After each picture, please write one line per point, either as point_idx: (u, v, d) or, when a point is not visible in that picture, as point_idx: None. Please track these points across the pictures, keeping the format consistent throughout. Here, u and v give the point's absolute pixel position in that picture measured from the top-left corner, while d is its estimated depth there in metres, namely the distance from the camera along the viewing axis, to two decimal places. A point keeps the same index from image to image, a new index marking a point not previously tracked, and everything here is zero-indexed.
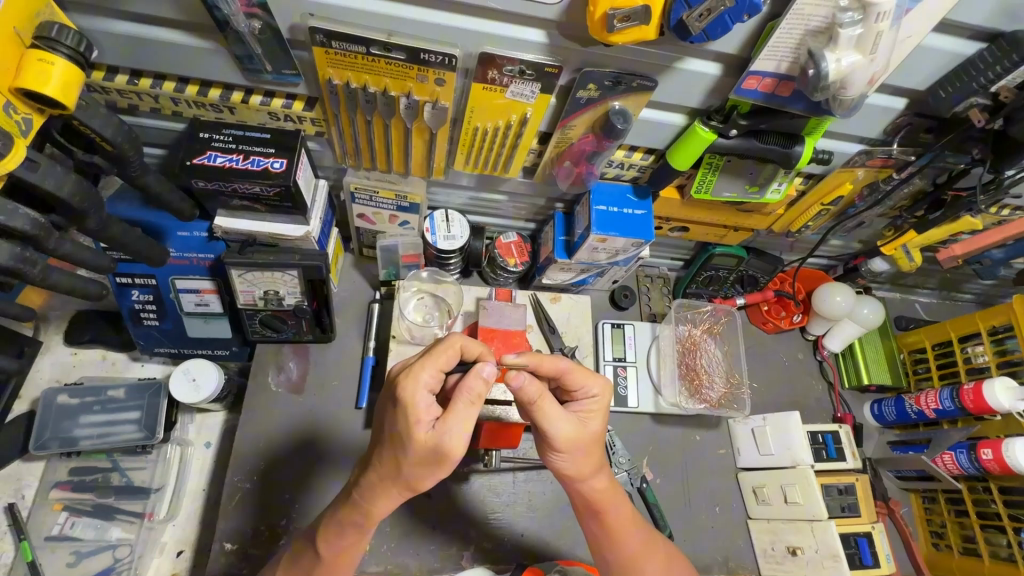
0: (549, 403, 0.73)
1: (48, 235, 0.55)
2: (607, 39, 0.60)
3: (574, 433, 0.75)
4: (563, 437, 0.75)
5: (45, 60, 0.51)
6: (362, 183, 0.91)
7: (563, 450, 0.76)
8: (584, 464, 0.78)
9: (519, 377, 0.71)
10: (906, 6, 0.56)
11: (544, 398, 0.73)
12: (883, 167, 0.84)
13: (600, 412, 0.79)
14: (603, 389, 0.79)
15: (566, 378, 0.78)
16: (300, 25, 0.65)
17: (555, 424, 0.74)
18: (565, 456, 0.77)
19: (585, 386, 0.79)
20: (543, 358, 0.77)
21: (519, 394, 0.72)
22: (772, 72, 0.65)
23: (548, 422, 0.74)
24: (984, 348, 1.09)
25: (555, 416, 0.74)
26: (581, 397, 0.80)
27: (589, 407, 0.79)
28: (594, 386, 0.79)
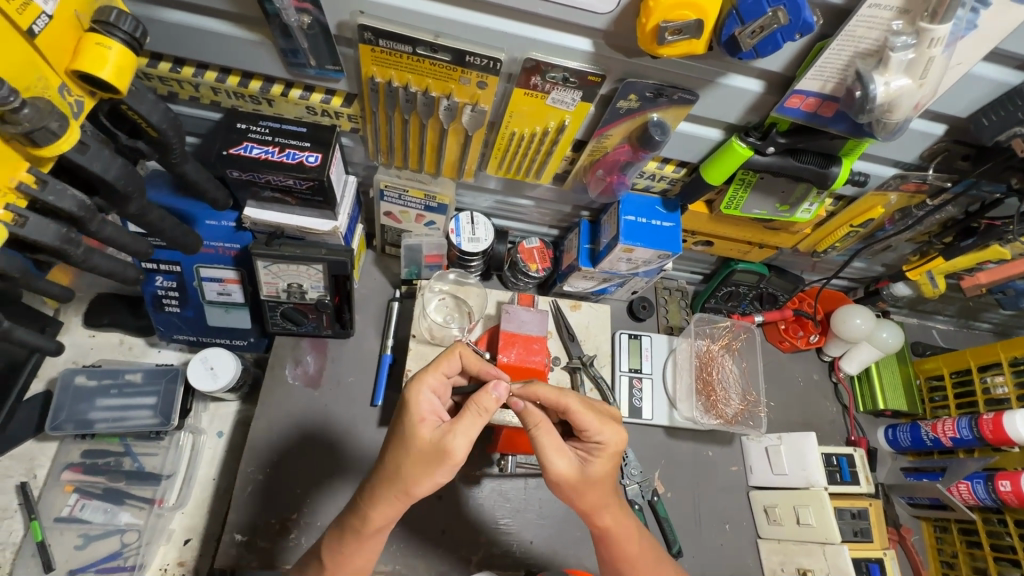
0: (546, 434, 0.71)
1: (92, 217, 0.56)
2: (655, 50, 0.60)
3: (571, 471, 0.72)
4: (560, 474, 0.71)
5: (103, 44, 0.51)
6: (392, 181, 0.92)
7: (561, 486, 0.73)
8: (585, 504, 0.74)
9: (519, 400, 0.71)
10: (960, 33, 0.56)
11: (541, 428, 0.71)
12: (916, 192, 0.84)
13: (608, 457, 0.73)
14: (615, 435, 0.73)
15: (572, 417, 0.73)
16: (349, 22, 0.65)
17: (553, 457, 0.71)
18: (563, 492, 0.74)
19: (595, 429, 0.73)
20: (543, 388, 0.74)
21: (520, 417, 0.71)
22: (816, 92, 0.65)
23: (543, 453, 0.71)
24: (1005, 378, 1.08)
25: (554, 450, 0.71)
26: (590, 440, 0.74)
27: (592, 449, 0.74)
28: (605, 432, 0.73)
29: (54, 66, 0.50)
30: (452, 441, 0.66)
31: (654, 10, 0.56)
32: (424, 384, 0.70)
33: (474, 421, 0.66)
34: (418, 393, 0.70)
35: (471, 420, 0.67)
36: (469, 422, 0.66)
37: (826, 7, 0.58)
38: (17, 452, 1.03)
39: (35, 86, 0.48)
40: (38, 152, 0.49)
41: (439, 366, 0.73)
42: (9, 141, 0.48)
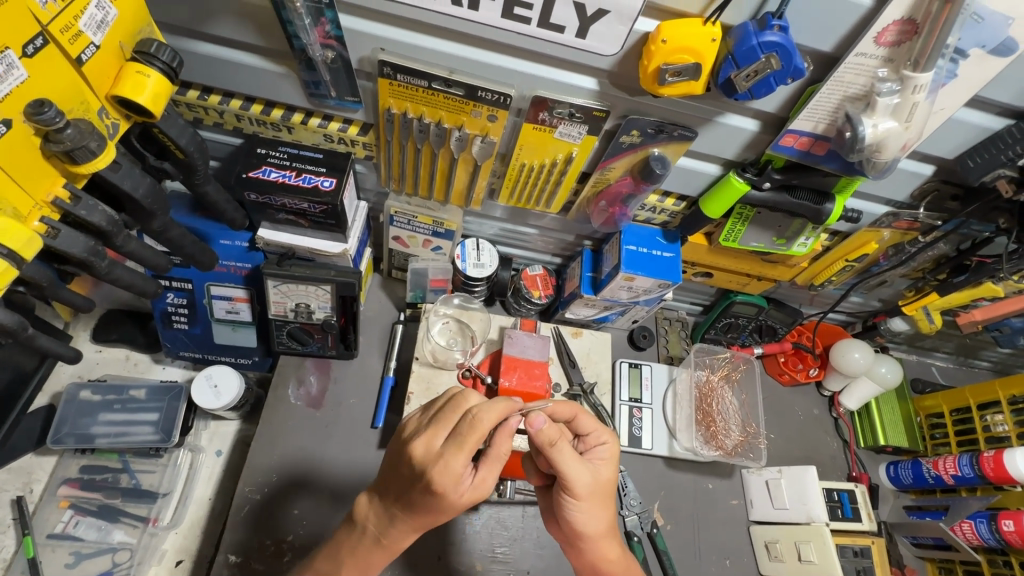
0: (568, 446, 0.71)
1: (118, 232, 0.59)
2: (657, 90, 0.64)
3: (591, 480, 0.72)
4: (582, 483, 0.71)
5: (142, 72, 0.55)
6: (402, 208, 0.95)
7: (581, 498, 0.72)
8: (599, 515, 0.75)
9: (538, 417, 0.70)
10: (943, 81, 0.60)
11: (562, 441, 0.71)
12: (908, 230, 0.88)
13: (611, 459, 0.77)
14: (613, 436, 0.79)
15: (577, 422, 0.79)
16: (370, 58, 0.70)
17: (574, 470, 0.71)
18: (582, 505, 0.73)
19: (597, 433, 0.79)
20: (560, 404, 0.77)
21: (536, 437, 0.70)
22: (809, 132, 0.69)
23: (566, 466, 0.71)
24: (1004, 417, 1.08)
25: (576, 461, 0.71)
26: (593, 446, 0.78)
27: (599, 454, 0.77)
28: (603, 435, 0.78)
29: (95, 91, 0.54)
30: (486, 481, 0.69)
31: (655, 54, 0.60)
32: (457, 456, 0.65)
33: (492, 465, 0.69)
34: (449, 465, 0.65)
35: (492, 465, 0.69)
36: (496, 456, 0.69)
37: (816, 54, 0.62)
38: (15, 466, 1.03)
39: (78, 108, 0.52)
40: (75, 169, 0.52)
41: (469, 443, 0.65)
42: (50, 157, 0.51)
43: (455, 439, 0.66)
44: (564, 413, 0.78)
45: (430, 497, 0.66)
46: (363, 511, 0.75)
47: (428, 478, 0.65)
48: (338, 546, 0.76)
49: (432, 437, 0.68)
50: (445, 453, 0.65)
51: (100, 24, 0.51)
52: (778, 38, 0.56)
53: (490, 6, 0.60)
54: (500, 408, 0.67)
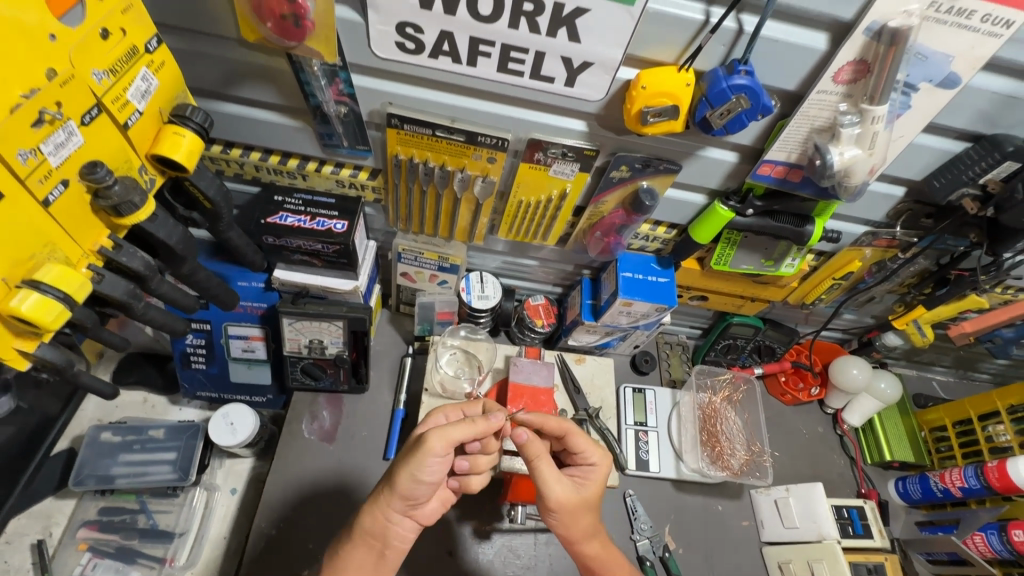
0: (546, 465, 0.76)
1: (154, 276, 0.64)
2: (641, 129, 0.70)
3: (568, 496, 0.77)
4: (557, 499, 0.77)
5: (178, 133, 0.62)
6: (409, 245, 1.01)
7: (557, 513, 0.78)
8: (578, 530, 0.79)
9: (521, 433, 0.75)
10: (898, 112, 0.66)
11: (542, 458, 0.77)
12: (888, 248, 0.93)
13: (597, 480, 0.82)
14: (604, 459, 0.84)
15: (567, 441, 0.83)
16: (378, 110, 0.77)
17: (551, 486, 0.77)
18: (559, 518, 0.78)
19: (587, 452, 0.83)
20: (549, 417, 0.83)
21: (522, 449, 0.76)
22: (783, 161, 0.75)
23: (544, 482, 0.77)
24: (1005, 426, 1.10)
25: (553, 478, 0.77)
26: (581, 463, 0.84)
27: (586, 473, 0.83)
28: (593, 455, 0.83)
29: (138, 151, 0.60)
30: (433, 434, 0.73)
31: (637, 98, 0.66)
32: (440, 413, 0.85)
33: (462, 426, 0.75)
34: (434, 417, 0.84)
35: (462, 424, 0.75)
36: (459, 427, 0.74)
37: (782, 93, 0.69)
38: (35, 510, 1.05)
39: (123, 167, 0.58)
40: (119, 220, 0.58)
41: None
42: (98, 211, 0.56)
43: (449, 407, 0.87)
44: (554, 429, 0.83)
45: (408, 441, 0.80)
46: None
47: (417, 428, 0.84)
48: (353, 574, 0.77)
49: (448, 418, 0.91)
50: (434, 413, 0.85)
51: (144, 93, 0.58)
52: (746, 81, 0.63)
53: (487, 62, 0.67)
54: None
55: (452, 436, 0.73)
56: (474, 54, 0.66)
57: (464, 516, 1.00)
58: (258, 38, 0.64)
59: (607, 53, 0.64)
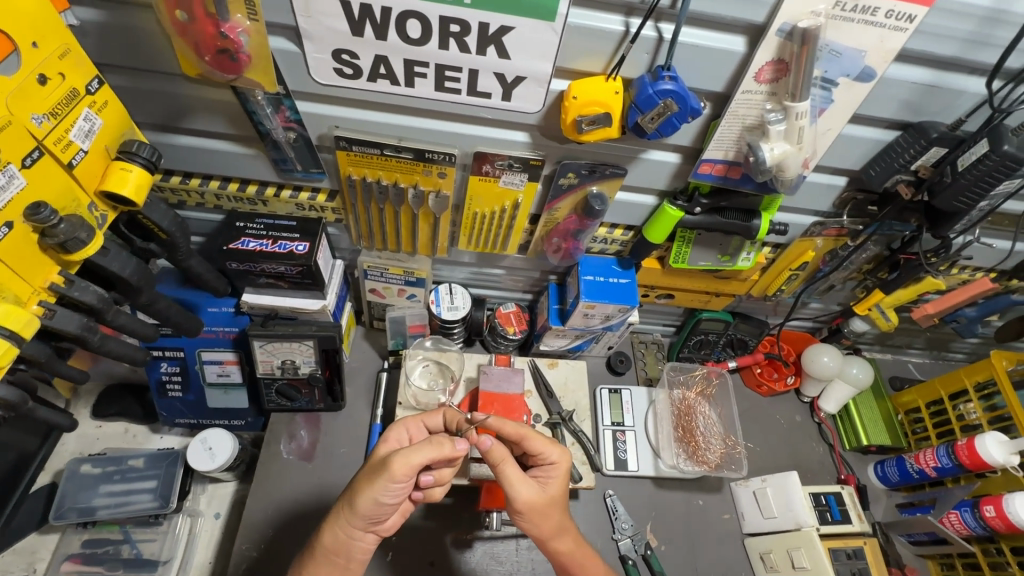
0: (512, 466, 0.78)
1: (109, 308, 0.66)
2: (578, 138, 0.72)
3: (536, 496, 0.78)
4: (525, 500, 0.78)
5: (125, 169, 0.64)
6: (374, 262, 1.02)
7: (525, 513, 0.79)
8: (548, 527, 0.80)
9: (485, 439, 0.76)
10: (821, 107, 0.69)
11: (505, 462, 0.77)
12: (838, 236, 0.95)
13: (559, 477, 0.83)
14: (562, 454, 0.83)
15: (526, 444, 0.82)
16: (327, 134, 0.79)
17: (518, 487, 0.77)
18: (528, 519, 0.79)
19: (545, 452, 0.83)
20: (506, 422, 0.83)
21: (486, 455, 0.77)
22: (722, 159, 0.77)
23: (510, 485, 0.78)
24: (974, 404, 1.12)
25: (518, 479, 0.77)
26: (542, 463, 0.84)
27: (548, 472, 0.83)
28: (552, 452, 0.82)
29: (85, 188, 0.62)
30: (395, 458, 0.74)
31: (570, 109, 0.69)
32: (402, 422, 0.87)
33: (426, 448, 0.75)
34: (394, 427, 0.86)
35: (425, 447, 0.75)
36: (421, 449, 0.75)
37: (710, 94, 0.71)
38: (19, 547, 1.06)
39: (70, 204, 0.60)
40: (68, 257, 0.60)
41: None
42: (45, 249, 0.59)
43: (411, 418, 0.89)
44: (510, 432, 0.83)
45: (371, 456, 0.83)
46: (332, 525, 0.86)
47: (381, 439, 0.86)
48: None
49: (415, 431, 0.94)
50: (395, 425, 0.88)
51: (87, 133, 0.60)
52: (671, 86, 0.65)
53: (424, 82, 0.70)
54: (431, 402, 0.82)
55: (415, 456, 0.74)
56: (411, 75, 0.69)
57: (444, 526, 1.01)
58: (200, 73, 0.67)
59: (537, 67, 0.67)
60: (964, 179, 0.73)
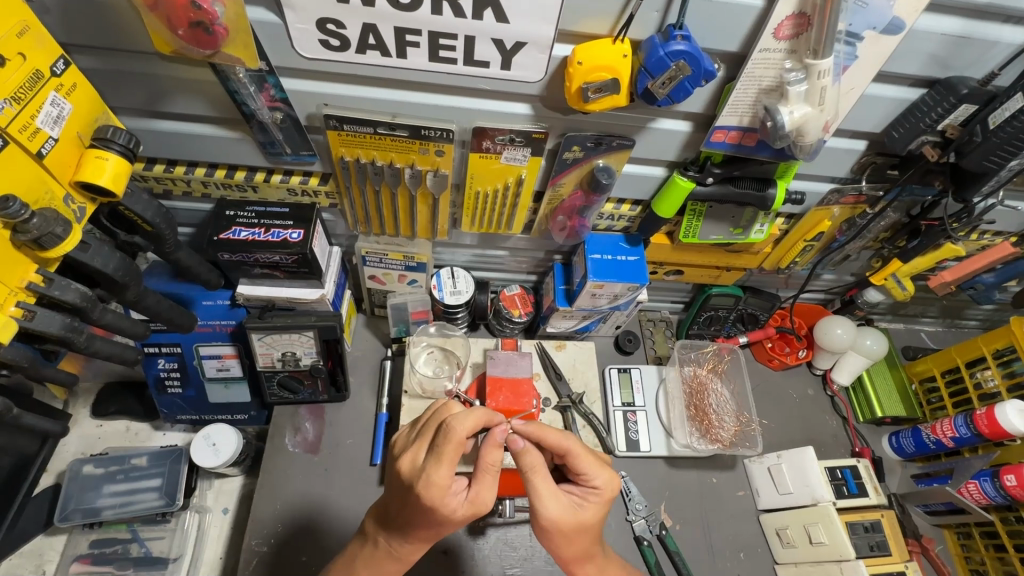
0: (542, 480, 0.70)
1: (94, 307, 0.63)
2: (585, 107, 0.68)
3: (564, 517, 0.71)
4: (551, 518, 0.71)
5: (101, 157, 0.60)
6: (372, 247, 0.98)
7: (552, 531, 0.72)
8: (572, 551, 0.75)
9: (519, 439, 0.70)
10: (844, 64, 0.64)
11: (537, 472, 0.70)
12: (856, 204, 0.91)
13: (598, 501, 0.75)
14: (606, 480, 0.75)
15: (569, 460, 0.75)
16: (316, 113, 0.75)
17: (545, 503, 0.70)
18: (554, 538, 0.73)
19: (591, 474, 0.75)
20: (548, 430, 0.75)
21: (519, 460, 0.70)
22: (736, 126, 0.73)
23: (539, 502, 0.70)
24: (992, 371, 1.09)
25: (548, 495, 0.71)
26: (584, 484, 0.76)
27: (586, 495, 0.75)
28: (598, 477, 0.75)
29: (60, 180, 0.58)
30: (483, 502, 0.68)
31: (575, 75, 0.64)
32: (437, 469, 0.66)
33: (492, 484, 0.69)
34: (430, 480, 0.65)
35: (486, 479, 0.69)
36: (489, 483, 0.69)
37: (724, 55, 0.67)
38: (26, 549, 1.05)
39: (43, 197, 0.56)
40: (45, 254, 0.57)
41: (449, 453, 0.66)
42: (20, 247, 0.55)
43: (434, 453, 0.67)
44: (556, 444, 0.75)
45: (423, 512, 0.67)
46: (372, 527, 0.78)
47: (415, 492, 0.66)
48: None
49: (419, 451, 0.70)
50: (428, 467, 0.66)
51: (56, 119, 0.56)
52: (684, 46, 0.60)
53: (417, 52, 0.65)
54: (476, 417, 0.67)
55: (486, 495, 0.69)
56: (403, 44, 0.64)
57: None
58: (174, 51, 0.62)
59: (539, 31, 0.62)
60: (995, 138, 0.69)
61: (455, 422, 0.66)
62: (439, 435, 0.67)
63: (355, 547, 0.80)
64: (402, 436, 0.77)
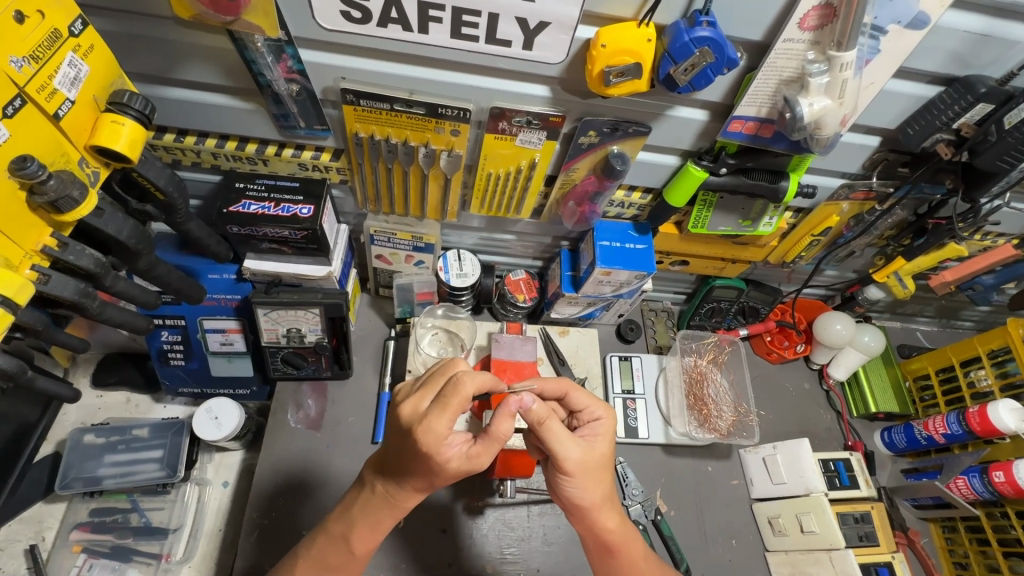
0: (558, 423, 0.72)
1: (106, 273, 0.63)
2: (604, 91, 0.67)
3: (583, 454, 0.73)
4: (574, 460, 0.72)
5: (117, 121, 0.59)
6: (381, 227, 0.98)
7: (577, 475, 0.73)
8: (594, 491, 0.75)
9: (526, 397, 0.71)
10: (867, 58, 0.64)
11: (549, 421, 0.72)
12: (865, 201, 0.92)
13: (605, 434, 0.77)
14: (607, 411, 0.79)
15: (568, 399, 0.80)
16: (333, 87, 0.74)
17: (564, 445, 0.72)
18: (575, 481, 0.74)
19: (590, 408, 0.80)
20: (547, 381, 0.79)
21: (527, 415, 0.72)
22: (754, 116, 0.73)
23: (558, 445, 0.72)
24: (986, 371, 1.11)
25: (564, 438, 0.72)
26: (587, 420, 0.79)
27: (594, 429, 0.78)
28: (598, 410, 0.79)
29: (75, 143, 0.58)
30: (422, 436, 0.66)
31: (598, 58, 0.64)
32: (440, 417, 0.66)
33: (448, 416, 0.66)
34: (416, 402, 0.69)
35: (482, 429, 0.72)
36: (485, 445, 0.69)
37: (747, 43, 0.67)
38: (25, 516, 1.05)
39: (58, 160, 0.56)
40: (60, 218, 0.57)
41: (435, 386, 0.70)
42: (36, 210, 0.55)
43: (440, 400, 0.67)
44: (554, 391, 0.80)
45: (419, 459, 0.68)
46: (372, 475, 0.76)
47: (414, 436, 0.67)
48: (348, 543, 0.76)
49: (420, 399, 0.69)
50: (429, 415, 0.67)
51: (74, 81, 0.55)
52: (709, 32, 0.60)
53: (439, 27, 0.64)
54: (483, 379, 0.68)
55: (485, 456, 0.69)
56: (425, 19, 0.63)
57: (456, 494, 1.00)
58: (193, 16, 0.61)
59: (564, 11, 0.61)
60: (1010, 138, 0.70)
61: (465, 376, 0.68)
62: (447, 386, 0.68)
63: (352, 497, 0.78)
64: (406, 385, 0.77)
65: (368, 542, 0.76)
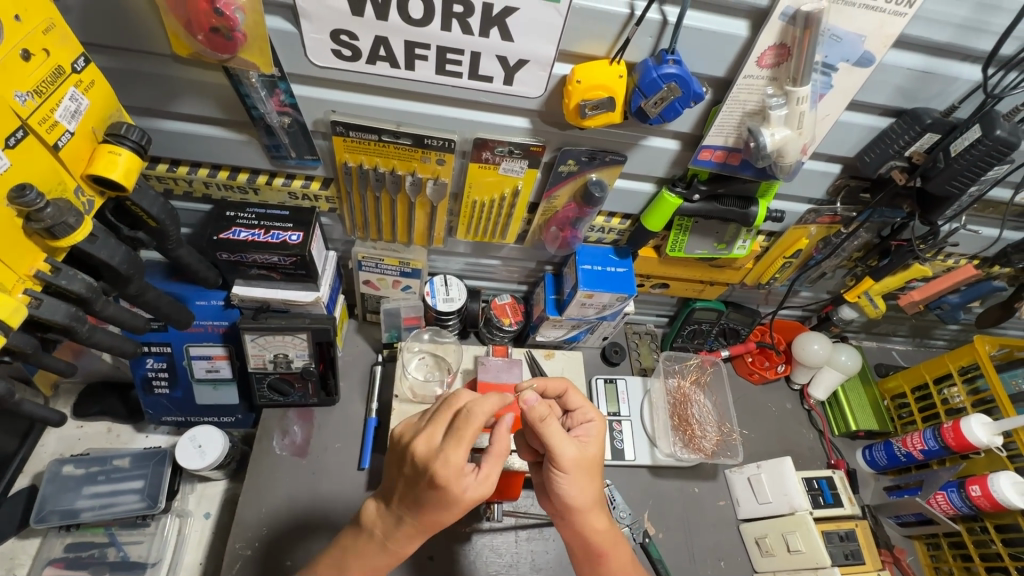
0: (557, 424, 0.73)
1: (97, 298, 0.64)
2: (581, 123, 0.72)
3: (578, 453, 0.74)
4: (570, 457, 0.73)
5: (114, 152, 0.62)
6: (368, 253, 1.00)
7: (568, 474, 0.74)
8: (589, 490, 0.75)
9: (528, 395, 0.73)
10: (821, 92, 0.70)
11: (549, 420, 0.73)
12: (832, 224, 0.97)
13: (598, 437, 0.79)
14: (600, 415, 0.81)
15: (567, 397, 0.85)
16: (322, 118, 0.77)
17: (561, 445, 0.73)
18: (569, 479, 0.74)
19: (584, 409, 0.83)
20: (550, 379, 0.84)
21: (527, 412, 0.73)
22: (721, 145, 0.78)
23: (554, 442, 0.73)
24: (958, 388, 1.14)
25: (561, 437, 0.73)
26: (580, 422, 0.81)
27: (588, 431, 0.79)
28: (589, 411, 0.82)
29: (72, 172, 0.60)
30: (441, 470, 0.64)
31: (574, 93, 0.68)
32: (457, 448, 0.65)
33: (464, 448, 0.65)
34: (448, 459, 0.64)
35: (489, 464, 0.68)
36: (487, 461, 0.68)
37: (712, 79, 0.72)
38: None
39: (56, 189, 0.58)
40: (55, 243, 0.58)
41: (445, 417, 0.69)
42: (32, 236, 0.57)
43: (453, 434, 0.66)
44: (556, 387, 0.84)
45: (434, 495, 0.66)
46: (370, 516, 0.75)
47: (430, 473, 0.65)
48: (341, 562, 0.76)
49: (432, 435, 0.68)
50: (445, 447, 0.65)
51: (74, 114, 0.58)
52: (675, 69, 0.65)
53: (425, 64, 0.68)
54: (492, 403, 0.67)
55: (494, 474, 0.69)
56: (411, 57, 0.67)
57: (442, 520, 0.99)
58: (192, 53, 0.65)
59: (541, 50, 0.66)
60: (957, 164, 0.75)
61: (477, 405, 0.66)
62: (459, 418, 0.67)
63: (347, 542, 0.77)
64: (407, 425, 0.74)
65: (354, 568, 0.75)
